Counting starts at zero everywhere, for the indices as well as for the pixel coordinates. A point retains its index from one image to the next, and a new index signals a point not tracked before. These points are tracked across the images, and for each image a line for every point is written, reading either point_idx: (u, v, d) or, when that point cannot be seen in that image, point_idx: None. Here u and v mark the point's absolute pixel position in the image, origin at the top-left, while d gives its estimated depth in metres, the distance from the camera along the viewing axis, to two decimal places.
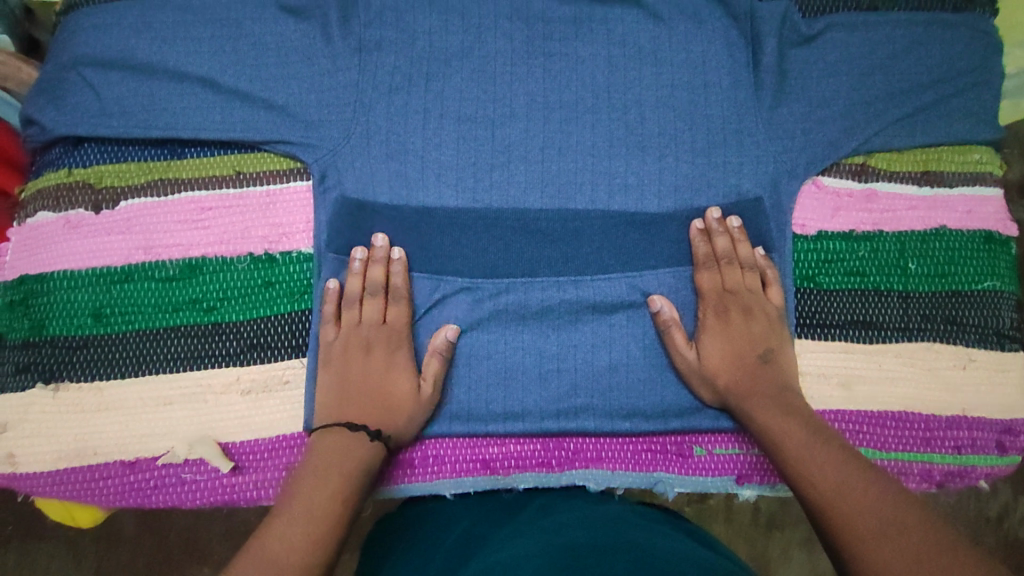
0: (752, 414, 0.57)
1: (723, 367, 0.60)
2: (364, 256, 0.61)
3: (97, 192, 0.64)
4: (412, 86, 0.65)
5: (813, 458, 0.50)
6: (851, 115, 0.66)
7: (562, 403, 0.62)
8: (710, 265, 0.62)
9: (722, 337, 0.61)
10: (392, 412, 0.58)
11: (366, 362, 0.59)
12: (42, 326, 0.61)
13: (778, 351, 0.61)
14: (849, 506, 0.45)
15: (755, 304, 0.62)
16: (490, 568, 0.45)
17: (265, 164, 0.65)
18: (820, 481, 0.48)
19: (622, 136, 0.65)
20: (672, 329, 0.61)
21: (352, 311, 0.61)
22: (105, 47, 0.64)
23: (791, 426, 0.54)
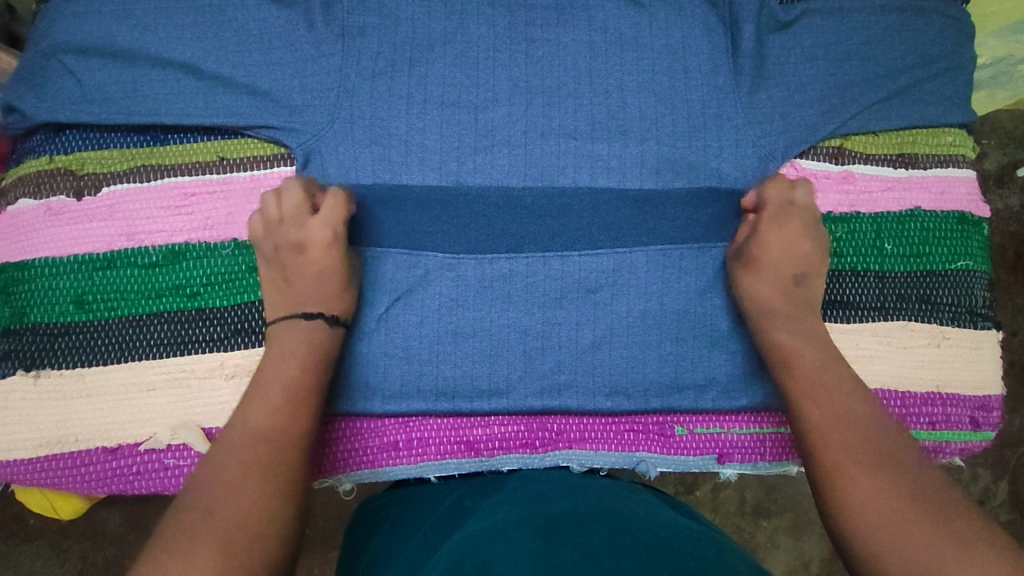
0: (773, 332, 0.59)
1: (765, 280, 0.61)
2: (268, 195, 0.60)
3: (78, 178, 0.63)
4: (395, 72, 0.65)
5: (834, 399, 0.53)
6: (827, 99, 0.67)
7: (547, 381, 0.63)
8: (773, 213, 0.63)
9: (776, 247, 0.61)
10: (327, 274, 0.59)
11: (311, 257, 0.59)
12: (24, 313, 0.60)
13: (813, 278, 0.62)
14: (859, 453, 0.49)
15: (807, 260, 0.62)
16: (472, 540, 0.46)
17: (249, 150, 0.65)
18: (836, 422, 0.51)
19: (603, 121, 0.66)
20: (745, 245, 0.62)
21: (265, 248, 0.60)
22: (86, 34, 0.64)
23: (811, 358, 0.56)
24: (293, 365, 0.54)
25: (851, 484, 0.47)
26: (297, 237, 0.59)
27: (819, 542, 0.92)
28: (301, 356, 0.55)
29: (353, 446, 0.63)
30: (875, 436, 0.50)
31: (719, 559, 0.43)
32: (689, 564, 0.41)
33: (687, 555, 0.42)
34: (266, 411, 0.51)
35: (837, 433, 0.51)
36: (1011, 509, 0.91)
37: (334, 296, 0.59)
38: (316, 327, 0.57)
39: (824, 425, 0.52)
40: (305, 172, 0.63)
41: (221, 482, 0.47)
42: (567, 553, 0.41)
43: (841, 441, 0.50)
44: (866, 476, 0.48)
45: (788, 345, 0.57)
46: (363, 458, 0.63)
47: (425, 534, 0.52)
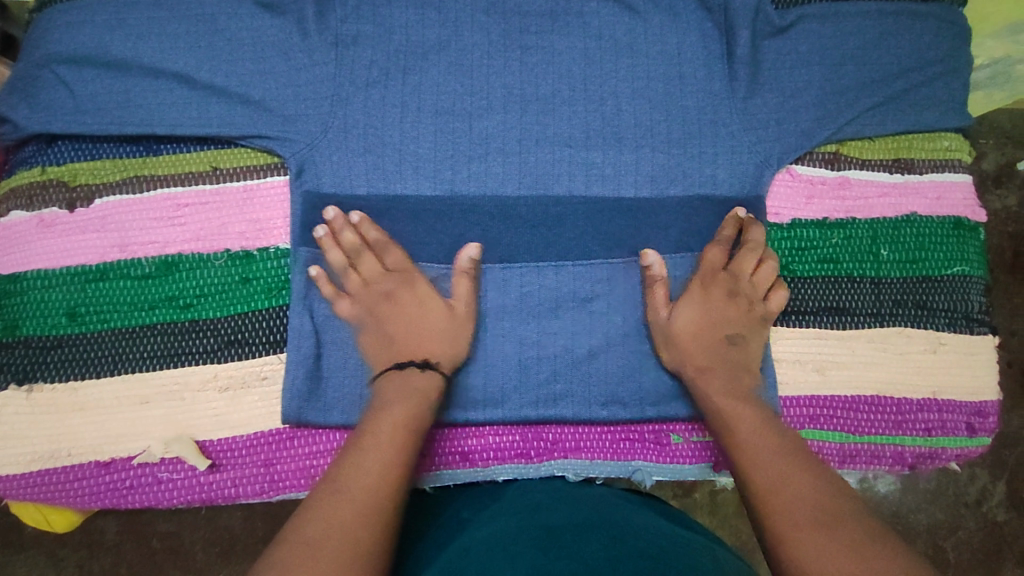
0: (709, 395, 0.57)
1: (689, 344, 0.60)
2: (326, 232, 0.61)
3: (71, 190, 0.63)
4: (389, 80, 0.65)
5: (750, 433, 0.52)
6: (822, 104, 0.67)
7: (542, 391, 0.62)
8: (721, 243, 0.63)
9: (700, 310, 0.61)
10: (432, 324, 0.59)
11: (402, 309, 0.59)
12: (16, 326, 0.60)
13: (746, 338, 0.61)
14: (783, 482, 0.47)
15: (740, 289, 0.62)
16: (470, 554, 0.46)
17: (242, 160, 0.64)
18: (759, 451, 0.50)
19: (599, 128, 0.66)
20: (657, 286, 0.62)
21: (351, 279, 0.60)
22: (79, 44, 0.64)
23: (730, 401, 0.56)
24: (398, 427, 0.51)
25: (776, 511, 0.45)
26: (395, 277, 0.60)
27: None
28: (412, 420, 0.52)
29: None
30: (797, 463, 0.48)
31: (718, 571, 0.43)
32: None
33: (685, 565, 0.42)
34: (365, 473, 0.47)
35: (756, 463, 0.49)
36: (1008, 509, 0.91)
37: (439, 343, 0.59)
38: (411, 374, 0.55)
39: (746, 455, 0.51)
40: (298, 183, 0.63)
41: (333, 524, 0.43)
42: (565, 563, 0.41)
43: (762, 470, 0.49)
44: (790, 501, 0.45)
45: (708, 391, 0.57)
46: None
47: (422, 550, 0.52)
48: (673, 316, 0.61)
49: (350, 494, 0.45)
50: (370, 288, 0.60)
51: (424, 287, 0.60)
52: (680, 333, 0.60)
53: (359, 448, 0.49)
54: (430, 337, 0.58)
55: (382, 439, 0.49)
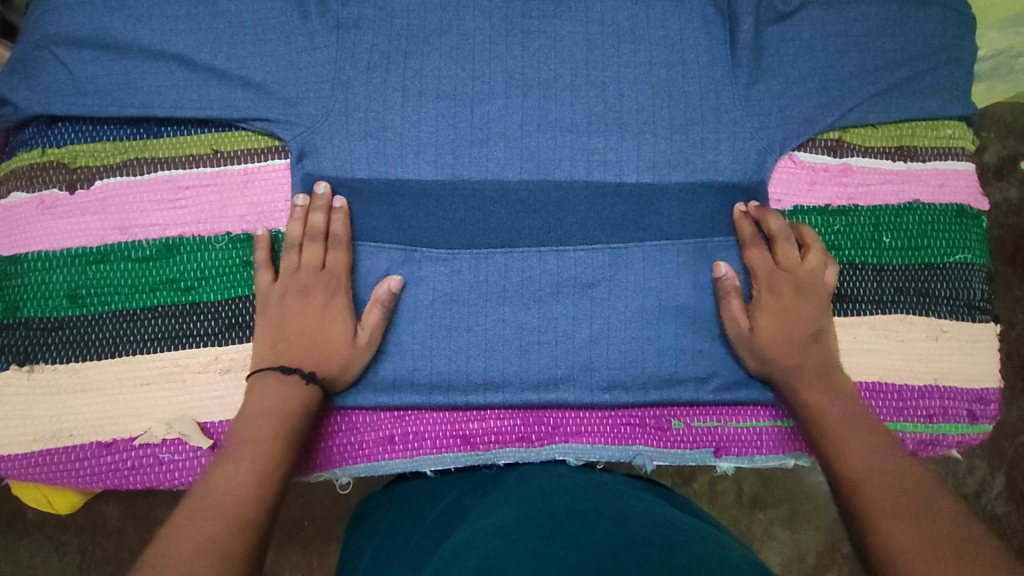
0: (824, 408, 0.56)
1: (778, 354, 0.59)
2: (304, 203, 0.60)
3: (71, 171, 0.62)
4: (390, 64, 0.65)
5: (838, 419, 0.55)
6: (825, 91, 0.67)
7: (542, 375, 0.62)
8: (757, 243, 0.63)
9: (779, 316, 0.60)
10: (333, 339, 0.58)
11: (309, 310, 0.58)
12: (16, 308, 0.60)
13: (824, 330, 0.61)
14: (868, 464, 0.50)
15: (809, 283, 0.61)
16: (471, 540, 0.46)
17: (243, 143, 0.64)
18: (849, 439, 0.53)
19: (600, 113, 0.66)
20: (730, 296, 0.61)
21: (290, 256, 0.59)
22: (78, 25, 0.64)
23: (822, 394, 0.57)
24: (271, 444, 0.50)
25: (869, 487, 0.49)
26: (325, 281, 0.59)
27: (815, 533, 0.92)
28: (277, 427, 0.52)
29: (350, 439, 0.62)
30: (880, 448, 0.52)
31: (721, 557, 0.43)
32: (689, 562, 0.41)
33: (687, 553, 0.42)
34: (239, 486, 0.46)
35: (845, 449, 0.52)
36: (1007, 502, 0.91)
37: (333, 355, 0.58)
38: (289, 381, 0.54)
39: (837, 439, 0.54)
40: (300, 166, 0.63)
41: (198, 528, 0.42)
42: (568, 552, 0.41)
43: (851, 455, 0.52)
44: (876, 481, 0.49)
45: (794, 375, 0.59)
46: (360, 452, 0.63)
47: (423, 534, 0.52)
48: (755, 328, 0.60)
49: (223, 506, 0.44)
50: (298, 280, 0.59)
51: (343, 305, 0.59)
52: (766, 347, 0.59)
53: (222, 462, 0.48)
54: (329, 346, 0.57)
55: (255, 452, 0.49)
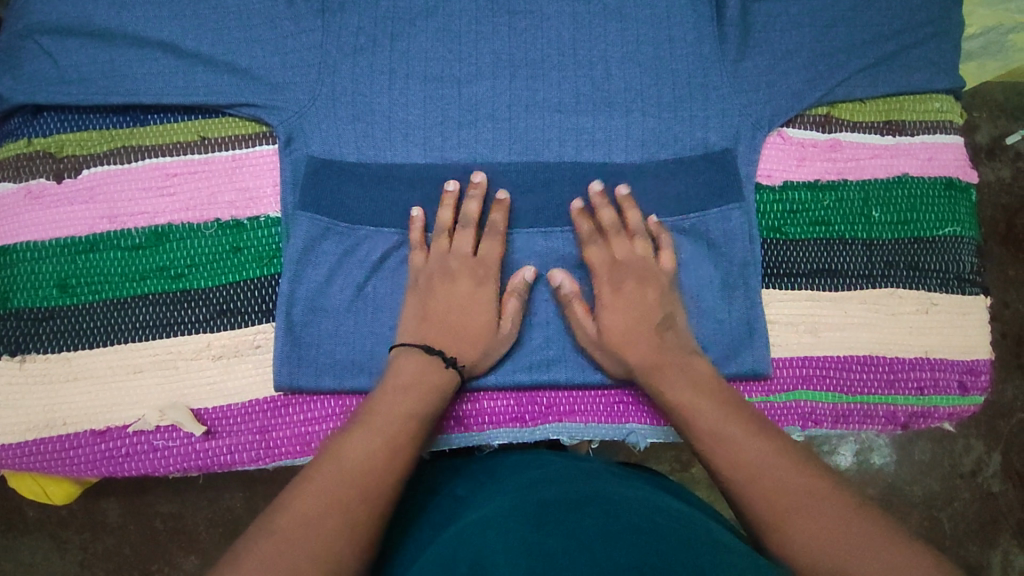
0: (668, 388, 0.56)
1: (634, 349, 0.59)
2: (457, 189, 0.61)
3: (58, 161, 0.62)
4: (376, 47, 0.65)
5: (731, 429, 0.52)
6: (813, 66, 0.67)
7: (534, 357, 0.63)
8: (596, 240, 0.62)
9: (622, 310, 0.60)
10: (474, 326, 0.60)
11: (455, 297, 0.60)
12: (6, 298, 0.60)
13: (674, 315, 0.61)
14: (774, 470, 0.49)
15: (648, 271, 0.61)
16: (468, 532, 0.46)
17: (230, 129, 0.64)
18: (738, 451, 0.50)
19: (588, 93, 0.66)
20: (572, 302, 0.61)
21: (442, 241, 0.61)
22: (60, 13, 0.63)
23: (683, 387, 0.56)
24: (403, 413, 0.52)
25: (759, 495, 0.48)
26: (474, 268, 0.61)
27: None
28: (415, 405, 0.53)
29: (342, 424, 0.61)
30: (783, 449, 0.50)
31: (711, 543, 0.43)
32: (678, 548, 0.41)
33: (676, 538, 0.42)
34: (363, 461, 0.48)
35: (749, 457, 0.50)
36: (1002, 480, 0.92)
37: (474, 345, 0.59)
38: (417, 360, 0.56)
39: (721, 449, 0.51)
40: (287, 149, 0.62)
41: (317, 500, 0.45)
42: (559, 541, 0.41)
43: (754, 464, 0.49)
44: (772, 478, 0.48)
45: (663, 374, 0.57)
46: None
47: (419, 521, 0.52)
48: (601, 330, 0.60)
49: (352, 473, 0.47)
50: (443, 262, 0.61)
51: (491, 293, 0.60)
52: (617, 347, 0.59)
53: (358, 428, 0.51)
54: (458, 327, 0.59)
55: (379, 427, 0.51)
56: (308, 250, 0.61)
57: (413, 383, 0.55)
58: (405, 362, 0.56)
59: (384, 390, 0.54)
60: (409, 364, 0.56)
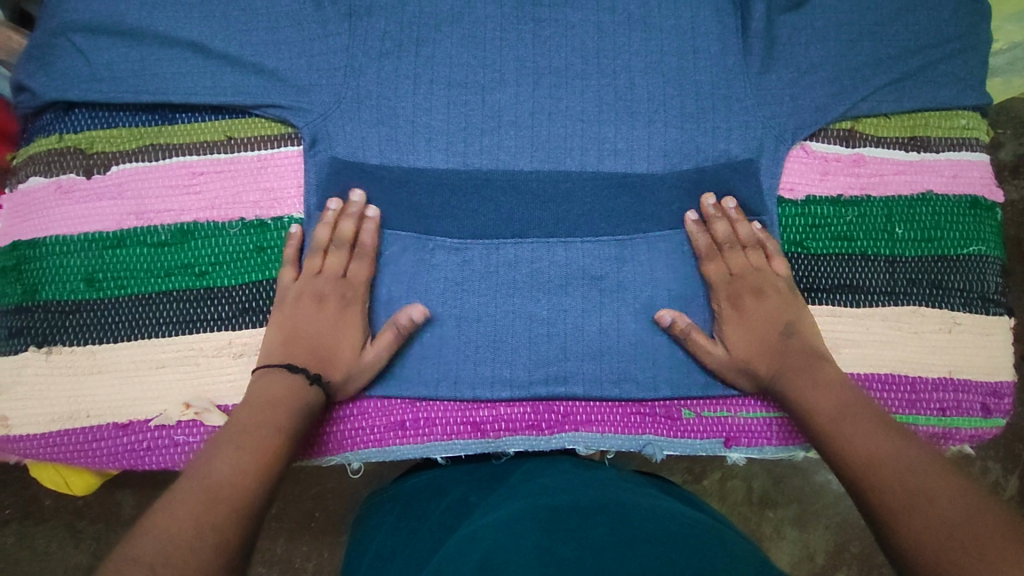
0: (809, 393, 0.54)
1: (764, 365, 0.59)
2: (338, 207, 0.60)
3: (88, 157, 0.63)
4: (402, 52, 0.65)
5: (849, 423, 0.50)
6: (837, 80, 0.67)
7: (550, 367, 0.62)
8: (714, 256, 0.62)
9: (748, 330, 0.60)
10: (340, 349, 0.57)
11: (324, 320, 0.58)
12: (35, 291, 0.61)
13: (800, 319, 0.60)
14: (897, 462, 0.45)
15: (765, 282, 0.61)
16: (477, 533, 0.46)
17: (257, 130, 0.64)
18: (853, 440, 0.49)
19: (611, 102, 0.66)
20: (690, 333, 0.61)
21: (315, 260, 0.60)
22: (95, 12, 0.65)
23: (805, 385, 0.55)
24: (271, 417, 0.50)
25: (877, 481, 0.45)
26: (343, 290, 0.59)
27: (826, 533, 0.92)
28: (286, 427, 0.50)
29: (358, 427, 0.61)
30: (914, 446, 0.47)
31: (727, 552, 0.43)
32: (694, 556, 0.41)
33: (692, 548, 0.42)
34: (230, 459, 0.45)
35: (861, 450, 0.48)
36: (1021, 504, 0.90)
37: (338, 370, 0.57)
38: (277, 377, 0.54)
39: (839, 442, 0.49)
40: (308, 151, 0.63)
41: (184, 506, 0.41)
42: (571, 548, 0.41)
43: (866, 458, 0.47)
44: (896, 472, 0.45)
45: (784, 378, 0.57)
46: (369, 437, 0.62)
47: (429, 528, 0.53)
48: (730, 350, 0.60)
49: (222, 483, 0.43)
50: (316, 286, 0.59)
51: (356, 317, 0.59)
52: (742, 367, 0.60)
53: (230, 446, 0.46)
54: (321, 350, 0.57)
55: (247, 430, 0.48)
56: None
57: (282, 398, 0.52)
58: (267, 380, 0.53)
59: (251, 405, 0.51)
60: (272, 380, 0.53)
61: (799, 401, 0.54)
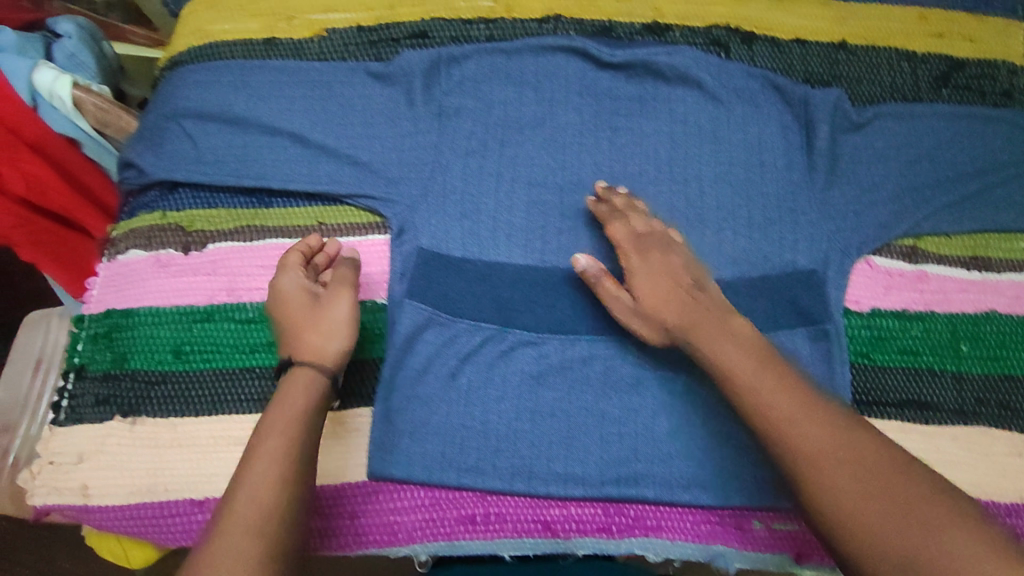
0: (722, 351, 0.56)
1: (701, 332, 0.58)
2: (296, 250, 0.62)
3: (187, 235, 0.67)
4: (487, 151, 0.69)
5: (803, 416, 0.51)
6: (899, 200, 0.70)
7: (621, 469, 0.63)
8: (621, 216, 0.65)
9: (648, 275, 0.62)
10: (308, 316, 0.57)
11: (292, 313, 0.57)
12: (125, 360, 0.63)
13: (706, 282, 0.62)
14: (847, 472, 0.47)
15: (664, 237, 0.64)
16: None
17: (346, 217, 0.68)
18: (802, 443, 0.49)
19: (682, 209, 0.69)
20: (602, 279, 0.63)
21: (277, 285, 0.60)
22: (205, 100, 0.69)
23: (733, 350, 0.56)
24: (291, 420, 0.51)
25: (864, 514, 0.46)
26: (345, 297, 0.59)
27: None
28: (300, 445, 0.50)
29: (430, 519, 0.62)
30: (867, 451, 0.48)
31: None
32: None
33: None
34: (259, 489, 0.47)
35: (813, 451, 0.49)
36: None
37: (317, 338, 0.56)
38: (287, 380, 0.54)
39: (788, 447, 0.50)
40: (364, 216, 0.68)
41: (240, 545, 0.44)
42: None
43: (817, 463, 0.48)
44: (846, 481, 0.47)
45: (730, 373, 0.55)
46: (440, 530, 0.62)
47: None
48: (636, 297, 0.62)
49: (263, 527, 0.45)
50: (277, 302, 0.59)
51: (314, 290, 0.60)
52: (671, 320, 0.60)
53: (249, 488, 0.46)
54: (294, 340, 0.56)
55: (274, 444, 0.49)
56: (410, 339, 0.63)
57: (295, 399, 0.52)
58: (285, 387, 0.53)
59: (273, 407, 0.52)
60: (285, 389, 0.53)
61: (742, 390, 0.54)
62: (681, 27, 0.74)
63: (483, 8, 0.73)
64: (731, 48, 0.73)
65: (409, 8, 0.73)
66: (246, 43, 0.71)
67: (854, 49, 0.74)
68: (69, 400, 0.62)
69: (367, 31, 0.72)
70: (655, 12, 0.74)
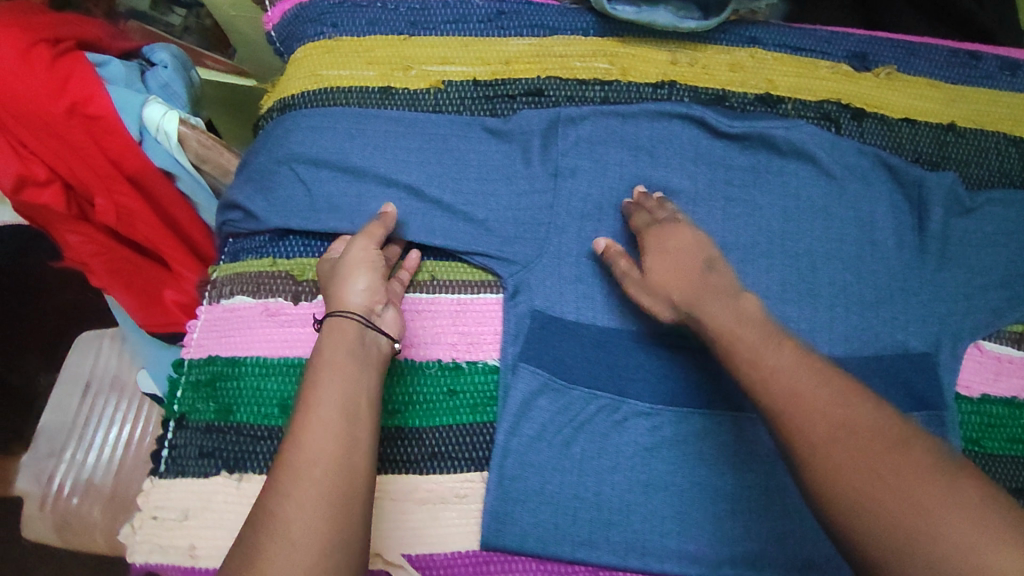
0: (713, 311, 0.58)
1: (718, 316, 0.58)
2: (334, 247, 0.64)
3: (297, 284, 0.65)
4: (602, 214, 0.68)
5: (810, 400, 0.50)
6: (1010, 285, 0.71)
7: (737, 548, 0.62)
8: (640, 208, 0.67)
9: (666, 258, 0.63)
10: (332, 274, 0.61)
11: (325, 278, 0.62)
12: (230, 411, 0.61)
13: (722, 263, 0.62)
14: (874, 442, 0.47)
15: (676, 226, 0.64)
16: None
17: (453, 273, 0.67)
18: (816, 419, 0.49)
19: (794, 282, 0.69)
20: (618, 259, 0.65)
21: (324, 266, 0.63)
22: (320, 146, 0.67)
23: (775, 361, 0.53)
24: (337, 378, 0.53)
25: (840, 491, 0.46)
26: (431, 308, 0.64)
27: None
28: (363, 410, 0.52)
29: None
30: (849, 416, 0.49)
31: None
32: None
33: None
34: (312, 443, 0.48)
35: (819, 435, 0.48)
36: None
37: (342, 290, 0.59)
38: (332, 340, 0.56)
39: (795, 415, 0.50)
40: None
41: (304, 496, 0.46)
42: None
43: (824, 443, 0.48)
44: (841, 453, 0.47)
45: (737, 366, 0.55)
46: None
47: None
48: (647, 272, 0.63)
49: (318, 473, 0.47)
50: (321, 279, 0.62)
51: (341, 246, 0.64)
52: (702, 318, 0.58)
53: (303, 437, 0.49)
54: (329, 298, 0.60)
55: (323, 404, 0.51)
56: (525, 404, 0.63)
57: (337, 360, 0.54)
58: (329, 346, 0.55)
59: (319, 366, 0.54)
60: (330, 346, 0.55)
61: (773, 382, 0.52)
62: (794, 99, 0.74)
63: (599, 69, 0.72)
64: (842, 124, 0.74)
65: (526, 64, 0.72)
66: (362, 91, 0.70)
67: (963, 132, 0.75)
68: (170, 449, 0.61)
69: (484, 85, 0.70)
70: (769, 84, 0.74)
